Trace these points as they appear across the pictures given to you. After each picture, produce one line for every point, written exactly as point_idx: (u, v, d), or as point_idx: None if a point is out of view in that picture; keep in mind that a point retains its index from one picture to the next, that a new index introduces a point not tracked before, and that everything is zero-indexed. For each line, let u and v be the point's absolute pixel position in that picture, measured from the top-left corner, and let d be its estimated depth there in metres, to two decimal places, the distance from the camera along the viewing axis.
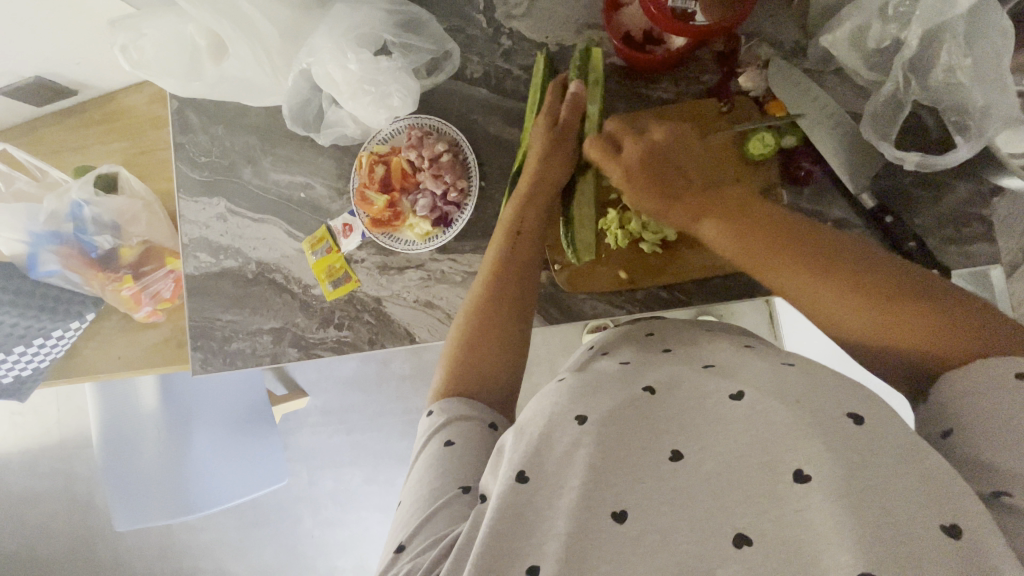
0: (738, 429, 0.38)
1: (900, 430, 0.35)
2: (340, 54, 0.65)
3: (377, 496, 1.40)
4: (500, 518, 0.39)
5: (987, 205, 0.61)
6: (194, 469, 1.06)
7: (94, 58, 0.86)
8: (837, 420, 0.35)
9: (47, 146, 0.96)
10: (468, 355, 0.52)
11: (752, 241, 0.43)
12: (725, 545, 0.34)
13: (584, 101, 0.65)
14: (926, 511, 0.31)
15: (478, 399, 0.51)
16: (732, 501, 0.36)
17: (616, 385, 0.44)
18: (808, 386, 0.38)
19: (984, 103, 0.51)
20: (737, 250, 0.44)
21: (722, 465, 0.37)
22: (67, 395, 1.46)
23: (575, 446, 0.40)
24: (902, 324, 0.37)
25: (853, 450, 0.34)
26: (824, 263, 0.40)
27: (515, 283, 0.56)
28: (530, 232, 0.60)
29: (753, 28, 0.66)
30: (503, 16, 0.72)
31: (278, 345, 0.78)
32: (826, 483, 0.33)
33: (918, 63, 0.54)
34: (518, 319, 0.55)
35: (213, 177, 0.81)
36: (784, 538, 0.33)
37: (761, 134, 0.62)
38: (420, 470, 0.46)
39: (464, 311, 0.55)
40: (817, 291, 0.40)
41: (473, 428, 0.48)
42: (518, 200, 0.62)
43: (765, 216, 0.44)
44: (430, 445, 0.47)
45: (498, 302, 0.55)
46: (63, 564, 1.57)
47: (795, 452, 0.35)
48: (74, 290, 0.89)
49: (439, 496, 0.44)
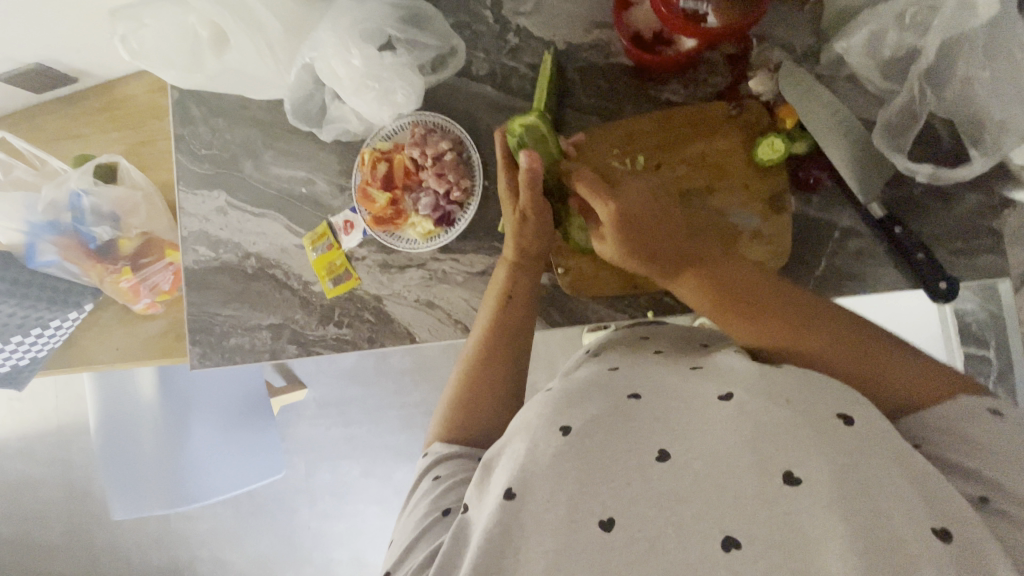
0: (726, 428, 0.37)
1: (887, 431, 0.35)
2: (344, 49, 0.64)
3: (373, 489, 1.40)
4: (492, 536, 0.38)
5: (997, 217, 0.60)
6: (191, 461, 1.07)
7: (94, 45, 0.85)
8: (827, 420, 0.35)
9: (46, 133, 0.95)
10: (459, 413, 0.53)
11: (726, 301, 0.49)
12: (715, 551, 0.33)
13: (542, 172, 0.56)
14: (920, 517, 0.31)
15: (476, 431, 0.52)
16: (722, 503, 0.34)
17: (602, 391, 0.43)
18: (798, 385, 0.38)
19: (1002, 118, 0.50)
20: (710, 306, 0.50)
21: (710, 465, 0.36)
22: (66, 382, 1.45)
23: (560, 459, 0.39)
24: (873, 363, 0.43)
25: (844, 452, 0.33)
26: (796, 312, 0.46)
27: (509, 348, 0.56)
28: (522, 298, 0.59)
29: (764, 31, 0.65)
30: (511, 13, 0.71)
31: (277, 341, 0.77)
32: (818, 486, 0.32)
33: (935, 71, 0.52)
34: (508, 379, 0.54)
35: (213, 169, 0.80)
36: (773, 537, 0.33)
37: (771, 139, 0.60)
38: (412, 506, 0.48)
39: (456, 374, 0.56)
40: (804, 339, 0.45)
41: (464, 465, 0.50)
42: (511, 262, 0.61)
43: (739, 279, 0.49)
44: (423, 484, 0.49)
45: (488, 367, 0.55)
46: (61, 548, 1.58)
47: (786, 454, 0.34)
48: (73, 281, 0.88)
49: (422, 521, 0.46)
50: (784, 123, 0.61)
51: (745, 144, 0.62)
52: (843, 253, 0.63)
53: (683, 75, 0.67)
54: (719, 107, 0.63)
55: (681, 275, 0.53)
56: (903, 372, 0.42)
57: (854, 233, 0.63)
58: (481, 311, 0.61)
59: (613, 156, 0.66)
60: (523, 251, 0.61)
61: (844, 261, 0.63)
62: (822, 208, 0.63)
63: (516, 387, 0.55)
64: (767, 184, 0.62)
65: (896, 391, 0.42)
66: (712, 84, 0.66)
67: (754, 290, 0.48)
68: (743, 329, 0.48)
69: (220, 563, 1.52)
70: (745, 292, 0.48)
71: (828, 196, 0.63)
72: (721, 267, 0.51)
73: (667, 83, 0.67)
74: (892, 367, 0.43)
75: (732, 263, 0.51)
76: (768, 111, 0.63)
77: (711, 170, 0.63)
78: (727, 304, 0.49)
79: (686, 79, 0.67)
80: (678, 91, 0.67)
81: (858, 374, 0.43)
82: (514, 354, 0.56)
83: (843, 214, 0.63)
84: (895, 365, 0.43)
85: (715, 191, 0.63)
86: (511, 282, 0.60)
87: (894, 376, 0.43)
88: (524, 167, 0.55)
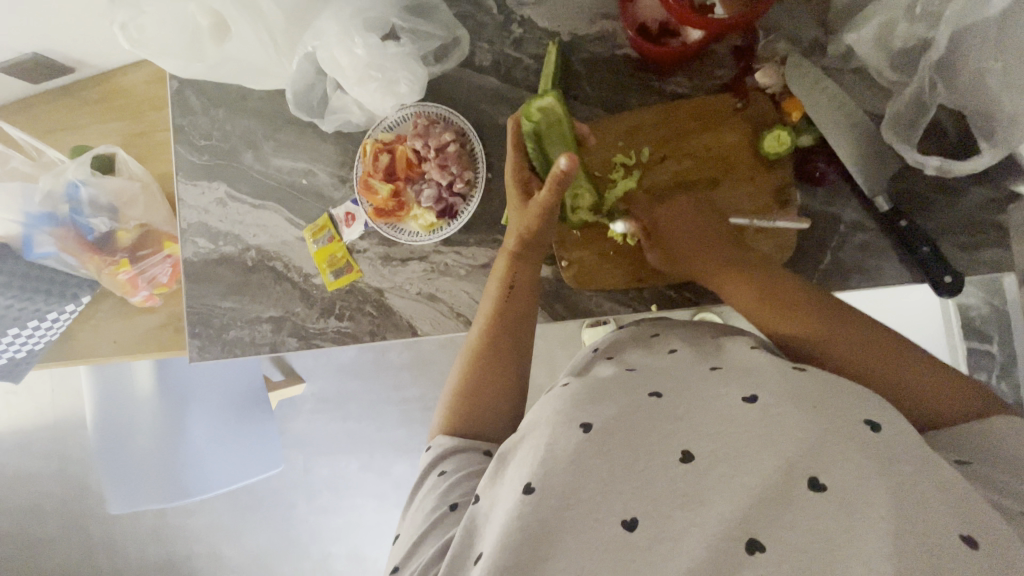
0: (753, 429, 0.36)
1: (911, 439, 0.36)
2: (347, 38, 0.63)
3: (372, 484, 1.40)
4: (513, 536, 0.37)
5: (1003, 212, 0.60)
6: (189, 456, 1.06)
7: (92, 34, 0.84)
8: (854, 425, 0.36)
9: (43, 124, 0.94)
10: (466, 404, 0.52)
11: (765, 300, 0.50)
12: (740, 553, 0.33)
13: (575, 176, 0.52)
14: (948, 523, 0.32)
15: (487, 427, 0.52)
16: (749, 504, 0.34)
17: (622, 391, 0.43)
18: (822, 391, 0.38)
19: (1012, 111, 0.50)
20: (754, 306, 0.51)
21: (735, 466, 0.35)
22: (61, 376, 1.44)
23: (581, 457, 0.38)
24: (905, 365, 0.44)
25: (874, 456, 0.34)
26: (827, 308, 0.48)
27: (512, 339, 0.56)
28: (523, 289, 0.59)
29: (771, 23, 0.64)
30: (515, 3, 0.70)
31: (278, 334, 0.77)
32: (848, 492, 0.33)
33: (945, 63, 0.52)
34: (515, 372, 0.54)
35: (213, 160, 0.79)
36: (801, 542, 0.33)
37: (778, 132, 0.60)
38: (420, 501, 0.48)
39: (461, 362, 0.56)
40: (835, 335, 0.46)
41: (470, 459, 0.49)
42: (511, 252, 0.60)
43: (784, 285, 0.51)
44: (428, 479, 0.49)
45: (499, 360, 0.54)
46: (57, 542, 1.57)
47: (813, 460, 0.34)
48: (69, 273, 0.87)
49: (430, 517, 0.45)
50: (790, 117, 0.61)
51: (751, 137, 0.62)
52: (847, 247, 0.63)
53: (688, 67, 0.66)
54: (724, 99, 0.63)
55: (726, 278, 0.54)
56: (927, 380, 0.43)
57: (859, 227, 0.62)
58: (483, 301, 0.61)
59: (617, 147, 0.65)
60: (527, 242, 0.59)
61: (849, 255, 0.63)
62: (826, 202, 0.63)
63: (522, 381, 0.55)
64: (772, 176, 0.62)
65: (930, 399, 0.43)
66: (718, 76, 0.66)
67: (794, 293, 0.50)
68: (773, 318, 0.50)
69: (217, 557, 1.52)
70: (786, 295, 0.50)
71: (834, 190, 0.63)
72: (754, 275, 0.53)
73: (672, 75, 0.67)
74: (928, 381, 0.43)
75: (773, 274, 0.52)
76: (772, 103, 0.62)
77: (717, 163, 0.62)
78: (769, 302, 0.50)
79: (691, 71, 0.67)
80: (684, 84, 0.67)
81: (887, 371, 0.44)
82: (518, 344, 0.56)
83: (848, 207, 0.63)
84: (936, 382, 0.43)
85: (721, 184, 0.62)
86: (512, 273, 0.59)
87: (927, 387, 0.43)
88: (562, 168, 0.51)
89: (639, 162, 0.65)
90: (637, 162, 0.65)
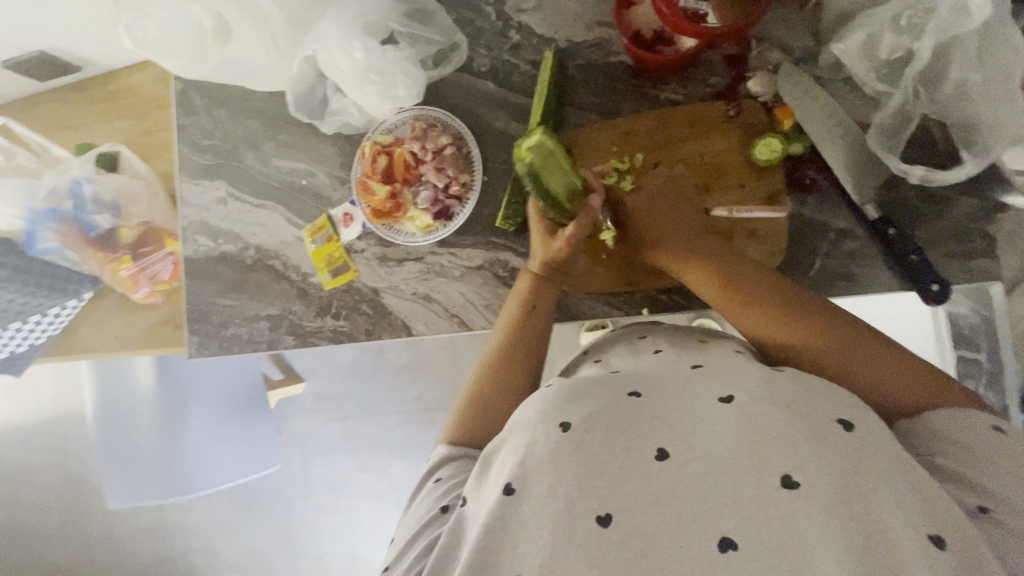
0: (727, 429, 0.37)
1: (884, 437, 0.37)
2: (347, 42, 0.64)
3: (369, 484, 1.40)
4: (489, 530, 0.39)
5: (990, 221, 0.61)
6: (186, 452, 1.07)
7: (98, 34, 0.85)
8: (828, 424, 0.37)
9: (49, 121, 0.95)
10: (470, 411, 0.53)
11: (727, 290, 0.52)
12: (712, 550, 0.34)
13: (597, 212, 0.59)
14: (916, 524, 0.33)
15: (473, 429, 0.52)
16: (718, 503, 0.35)
17: (602, 389, 0.44)
18: (799, 391, 0.39)
19: (994, 121, 0.51)
20: (715, 295, 0.53)
21: (709, 465, 0.36)
22: (64, 370, 1.46)
23: (560, 453, 0.39)
24: (863, 356, 0.44)
25: (846, 458, 0.35)
26: (779, 301, 0.49)
27: (527, 353, 0.57)
28: (544, 310, 0.60)
29: (764, 32, 0.65)
30: (513, 9, 0.71)
31: (275, 331, 0.78)
32: (817, 491, 0.33)
33: (930, 74, 0.53)
34: (520, 381, 0.55)
35: (214, 160, 0.80)
36: (770, 541, 0.33)
37: (768, 139, 0.61)
38: (415, 505, 0.49)
39: (473, 375, 0.56)
40: (798, 330, 0.47)
41: (466, 467, 0.50)
42: (535, 275, 0.61)
43: (745, 277, 0.52)
44: (424, 485, 0.50)
45: (506, 371, 0.55)
46: (55, 537, 1.58)
47: (786, 458, 0.35)
48: (73, 269, 0.88)
49: (423, 518, 0.46)
50: (782, 124, 0.62)
51: (742, 144, 0.63)
52: (836, 254, 0.64)
53: (683, 74, 0.67)
54: (717, 107, 0.64)
55: (686, 266, 0.56)
56: (895, 371, 0.43)
57: (848, 234, 0.63)
58: (501, 317, 0.61)
59: (611, 153, 0.66)
60: (552, 266, 0.61)
61: (838, 262, 0.64)
62: (817, 209, 0.64)
63: (521, 375, 0.55)
64: (764, 183, 0.62)
65: (894, 389, 0.43)
66: (711, 83, 0.67)
67: (752, 286, 0.51)
68: (744, 319, 0.51)
69: (214, 554, 1.53)
70: (744, 287, 0.51)
71: (824, 197, 0.64)
72: (722, 267, 0.54)
73: (666, 82, 0.68)
74: (894, 372, 0.43)
75: (738, 265, 0.54)
76: (765, 112, 0.63)
77: (706, 167, 0.64)
78: (731, 292, 0.52)
79: (685, 78, 0.67)
80: (678, 90, 0.67)
81: (851, 363, 0.45)
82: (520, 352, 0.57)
83: (837, 215, 0.63)
84: (897, 369, 0.44)
85: (714, 189, 0.63)
86: (534, 293, 0.60)
87: (892, 378, 0.43)
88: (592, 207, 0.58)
89: (632, 167, 0.66)
90: (630, 167, 0.65)
